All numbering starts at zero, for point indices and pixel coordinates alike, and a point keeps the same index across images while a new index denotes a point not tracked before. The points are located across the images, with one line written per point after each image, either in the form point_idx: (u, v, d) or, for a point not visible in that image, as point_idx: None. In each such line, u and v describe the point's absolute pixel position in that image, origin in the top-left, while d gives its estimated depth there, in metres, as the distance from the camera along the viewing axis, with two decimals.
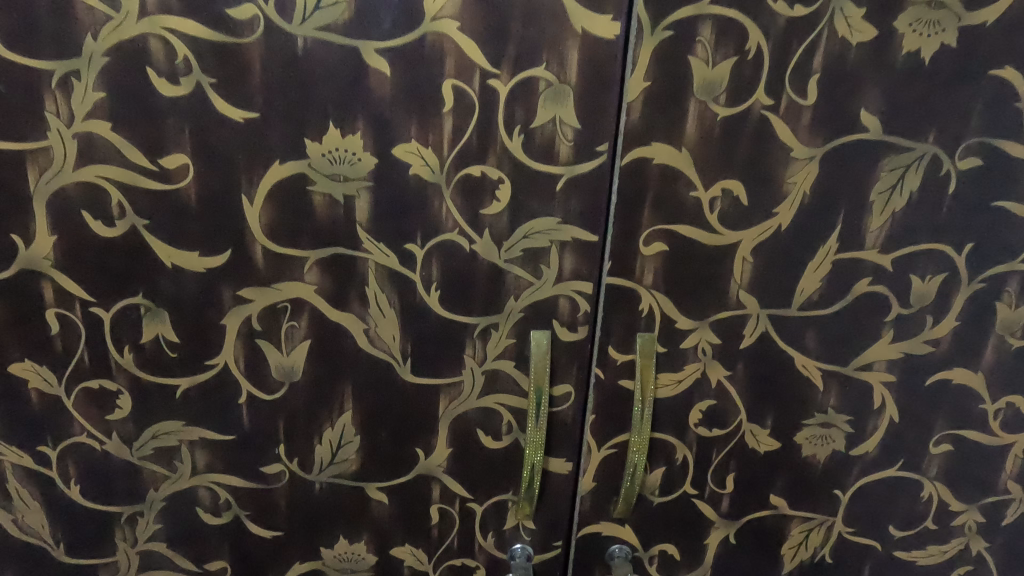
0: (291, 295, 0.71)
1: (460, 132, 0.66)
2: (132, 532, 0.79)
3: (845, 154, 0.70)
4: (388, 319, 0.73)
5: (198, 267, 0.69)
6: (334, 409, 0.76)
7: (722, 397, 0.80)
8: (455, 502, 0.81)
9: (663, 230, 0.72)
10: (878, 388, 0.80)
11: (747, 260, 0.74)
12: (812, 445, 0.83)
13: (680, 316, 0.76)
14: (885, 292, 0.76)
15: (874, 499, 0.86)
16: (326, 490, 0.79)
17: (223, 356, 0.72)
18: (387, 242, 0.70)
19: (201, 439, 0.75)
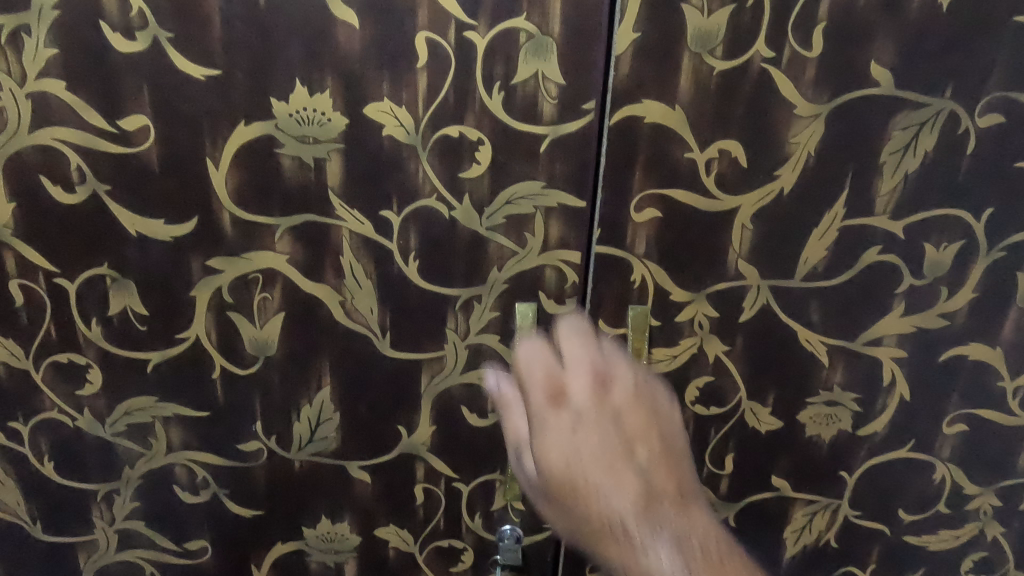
0: (263, 265, 0.67)
1: (436, 90, 0.62)
2: (109, 510, 0.77)
3: (854, 111, 0.65)
4: (365, 291, 0.69)
5: (164, 235, 0.66)
6: (312, 385, 0.73)
7: (720, 373, 0.75)
8: (441, 482, 0.78)
9: (656, 196, 0.67)
10: (888, 364, 0.75)
11: (747, 228, 0.69)
12: (817, 425, 0.78)
13: (675, 288, 0.71)
14: (897, 262, 0.71)
15: (883, 481, 0.81)
16: (306, 468, 0.76)
17: (194, 328, 0.69)
18: (361, 208, 0.66)
19: (175, 416, 0.73)
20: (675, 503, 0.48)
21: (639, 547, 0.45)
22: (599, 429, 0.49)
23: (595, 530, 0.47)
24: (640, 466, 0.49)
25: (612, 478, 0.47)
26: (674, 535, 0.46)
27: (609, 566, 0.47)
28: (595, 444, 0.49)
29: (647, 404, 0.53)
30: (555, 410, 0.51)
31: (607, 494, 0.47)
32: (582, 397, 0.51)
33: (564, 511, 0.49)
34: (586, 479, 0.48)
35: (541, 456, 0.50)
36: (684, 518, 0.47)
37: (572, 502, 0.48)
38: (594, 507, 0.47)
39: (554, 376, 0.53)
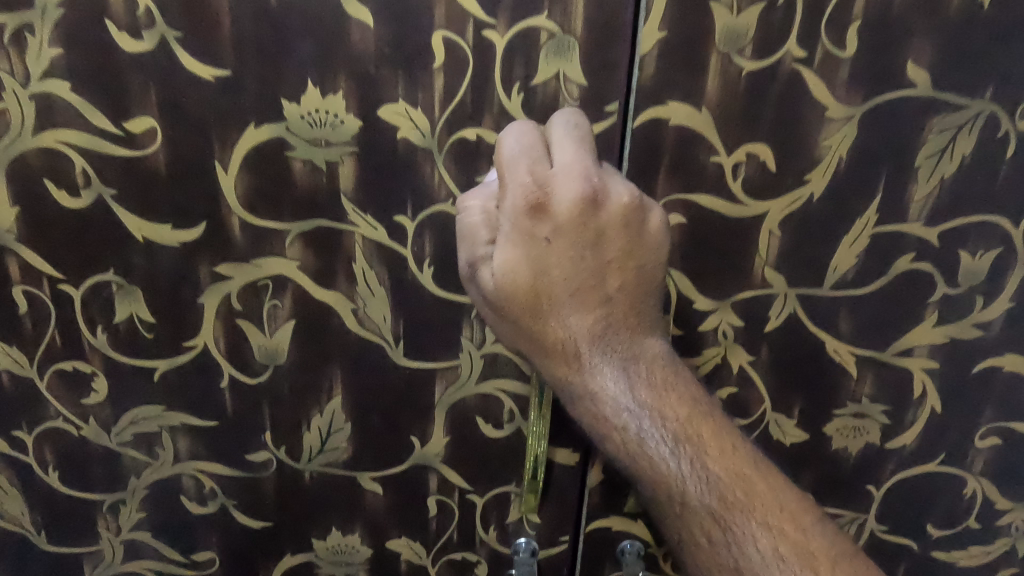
0: (273, 271, 0.65)
1: (453, 91, 0.60)
2: (115, 521, 0.75)
3: (888, 113, 0.62)
4: (378, 298, 0.67)
5: (171, 241, 0.64)
6: (323, 395, 0.71)
7: (744, 384, 0.73)
8: (454, 494, 0.76)
9: (680, 201, 0.65)
10: (919, 375, 0.73)
11: (774, 234, 0.66)
12: (844, 437, 0.76)
13: (698, 296, 0.69)
14: (931, 269, 0.68)
15: (912, 495, 0.79)
16: (316, 479, 0.74)
17: (202, 336, 0.67)
18: (374, 213, 0.64)
19: (183, 425, 0.71)
20: (617, 319, 0.54)
21: (590, 364, 0.54)
22: (571, 257, 0.52)
23: (550, 346, 0.54)
24: (598, 291, 0.53)
25: (572, 301, 0.53)
26: (624, 360, 0.54)
27: (564, 379, 0.55)
28: (562, 266, 0.52)
29: (627, 234, 0.53)
30: (534, 223, 0.51)
31: (568, 317, 0.53)
32: (563, 203, 0.51)
33: (518, 324, 0.54)
34: (551, 294, 0.53)
35: (504, 279, 0.52)
36: (633, 341, 0.55)
37: (530, 315, 0.53)
38: (551, 323, 0.53)
39: (540, 191, 0.51)
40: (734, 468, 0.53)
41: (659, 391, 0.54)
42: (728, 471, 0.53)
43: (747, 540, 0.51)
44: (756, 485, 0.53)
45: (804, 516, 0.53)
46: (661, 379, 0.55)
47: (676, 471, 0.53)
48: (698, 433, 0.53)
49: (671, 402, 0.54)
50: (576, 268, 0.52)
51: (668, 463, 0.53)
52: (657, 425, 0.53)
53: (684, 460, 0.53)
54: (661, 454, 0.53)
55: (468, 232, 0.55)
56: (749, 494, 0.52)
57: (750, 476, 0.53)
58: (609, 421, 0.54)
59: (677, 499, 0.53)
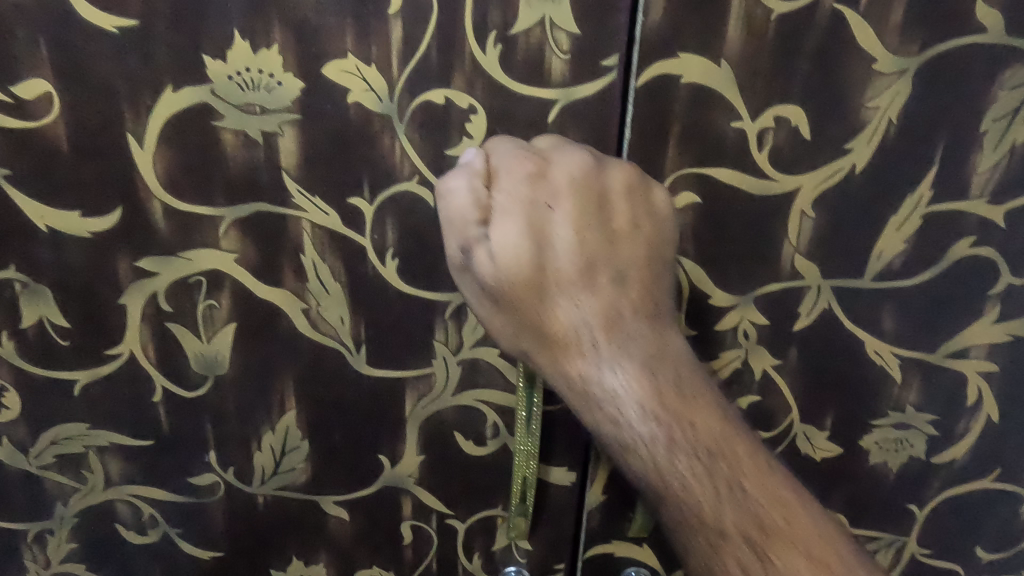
0: (206, 266, 0.55)
1: (414, 43, 0.48)
2: (43, 552, 0.65)
3: (951, 65, 0.50)
4: (334, 297, 0.56)
5: (81, 231, 0.53)
6: (274, 409, 0.60)
7: (768, 392, 0.62)
8: (432, 519, 0.66)
9: (693, 176, 0.54)
10: (974, 379, 0.62)
11: (807, 216, 0.55)
12: (884, 452, 0.65)
13: (715, 291, 0.58)
14: (993, 256, 0.57)
15: (959, 515, 0.68)
16: (271, 504, 0.64)
17: (128, 343, 0.57)
18: (324, 195, 0.53)
19: (112, 445, 0.61)
20: (635, 310, 0.45)
21: (604, 362, 0.44)
22: (576, 235, 0.45)
23: (555, 339, 0.45)
24: (607, 268, 0.45)
25: (584, 283, 0.44)
26: (644, 360, 0.44)
27: (574, 380, 0.45)
28: (570, 245, 0.44)
29: (632, 212, 0.47)
30: (535, 197, 0.45)
31: (575, 299, 0.44)
32: (563, 182, 0.45)
33: (516, 315, 0.45)
34: (561, 276, 0.44)
35: (501, 262, 0.44)
36: (654, 336, 0.45)
37: (533, 303, 0.44)
38: (559, 311, 0.44)
39: (536, 170, 0.46)
40: (768, 490, 0.44)
41: (683, 403, 0.44)
42: (763, 495, 0.43)
43: (784, 571, 0.42)
44: (788, 510, 0.43)
45: (858, 565, 0.43)
46: (682, 382, 0.45)
47: (709, 498, 0.43)
48: (725, 450, 0.44)
49: (693, 410, 0.44)
50: (589, 251, 0.45)
51: (700, 489, 0.43)
52: (685, 445, 0.43)
53: (713, 486, 0.43)
54: (690, 480, 0.43)
55: (450, 215, 0.45)
56: (787, 520, 0.43)
57: (784, 499, 0.44)
58: (627, 434, 0.44)
59: (705, 527, 0.43)
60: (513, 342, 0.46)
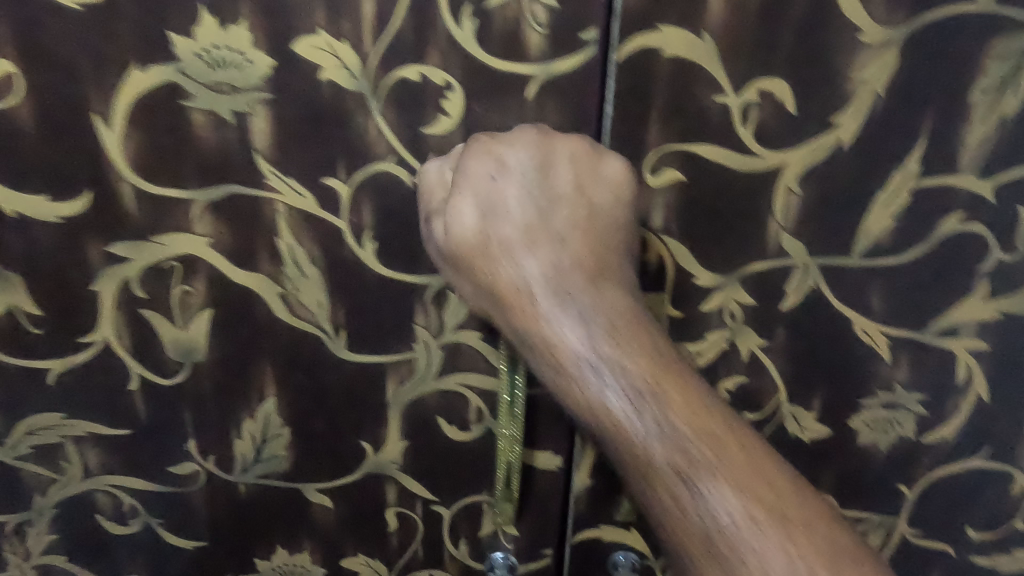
0: (179, 250, 0.53)
1: (387, 18, 0.47)
2: (22, 544, 0.64)
3: (939, 36, 0.49)
4: (311, 281, 0.55)
5: (49, 216, 0.52)
6: (253, 397, 0.59)
7: (756, 373, 0.61)
8: (417, 506, 0.65)
9: (677, 153, 0.52)
10: (964, 358, 0.61)
11: (793, 192, 0.54)
12: (873, 432, 0.64)
13: (700, 271, 0.57)
14: (983, 232, 0.56)
15: (949, 495, 0.68)
16: (254, 492, 0.63)
17: (102, 330, 0.56)
18: (299, 176, 0.51)
19: (89, 435, 0.60)
20: (582, 267, 0.48)
21: (545, 313, 0.47)
22: (521, 199, 0.48)
23: (501, 294, 0.48)
24: (551, 229, 0.48)
25: (527, 245, 0.48)
26: (586, 307, 0.47)
27: (519, 330, 0.48)
28: (517, 211, 0.48)
29: (578, 169, 0.49)
30: (479, 161, 0.48)
31: (520, 257, 0.48)
32: (508, 148, 0.48)
33: (471, 278, 0.49)
34: (505, 238, 0.48)
35: (452, 231, 0.48)
36: (597, 289, 0.47)
37: (483, 265, 0.48)
38: (506, 270, 0.48)
39: (487, 143, 0.48)
40: (706, 428, 0.43)
41: (620, 343, 0.45)
42: (700, 429, 0.43)
43: (716, 504, 0.41)
44: (732, 452, 0.42)
45: (789, 487, 0.42)
46: (623, 328, 0.46)
47: (641, 433, 0.43)
48: (663, 388, 0.44)
49: (633, 352, 0.45)
50: (535, 215, 0.48)
51: (632, 425, 0.43)
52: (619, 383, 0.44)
53: (646, 421, 0.43)
54: (623, 417, 0.44)
55: (425, 188, 0.51)
56: (721, 455, 0.42)
57: (725, 436, 0.43)
58: (567, 377, 0.46)
59: (640, 463, 0.43)
60: (479, 304, 0.50)
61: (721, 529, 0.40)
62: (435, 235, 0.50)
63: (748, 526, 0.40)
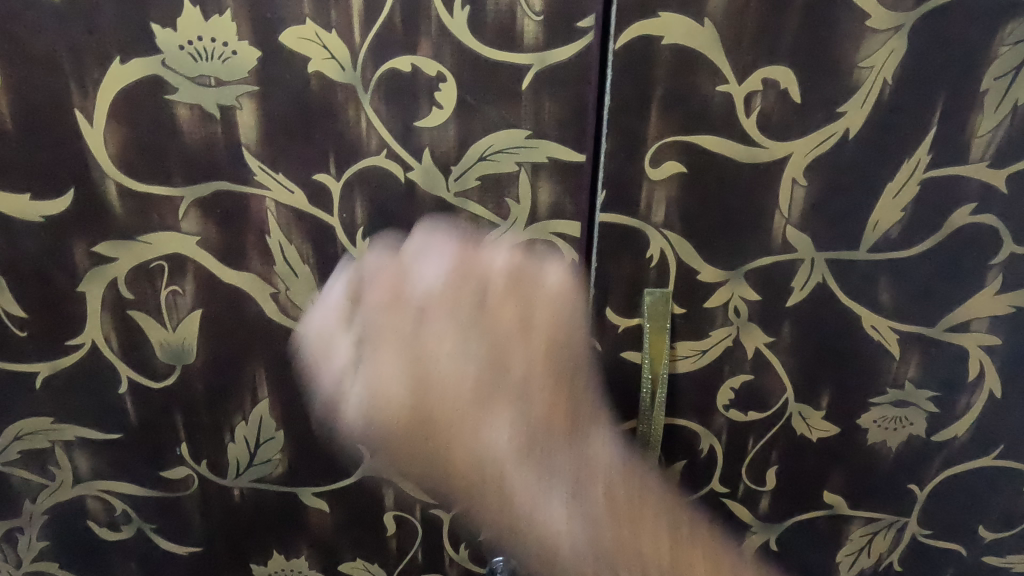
0: (166, 250, 0.52)
1: (376, 8, 0.45)
2: (13, 552, 0.63)
3: (949, 20, 0.47)
4: (303, 280, 0.53)
5: (31, 215, 0.50)
6: (245, 399, 0.58)
7: (762, 370, 0.60)
8: (415, 510, 0.63)
9: (678, 145, 0.51)
10: (975, 353, 0.59)
11: (799, 183, 0.52)
12: (883, 430, 0.63)
13: (703, 266, 0.55)
14: (996, 224, 0.54)
15: (961, 494, 0.66)
16: (248, 497, 0.62)
17: (88, 333, 0.54)
18: (288, 172, 0.50)
19: (78, 440, 0.58)
20: (523, 336, 0.46)
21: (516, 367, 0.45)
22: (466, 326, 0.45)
23: (413, 409, 0.44)
24: (468, 349, 0.45)
25: (443, 356, 0.44)
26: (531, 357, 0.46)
27: (439, 448, 0.45)
28: (433, 336, 0.44)
29: (504, 295, 0.46)
30: (393, 294, 0.44)
31: (433, 376, 0.44)
32: (421, 275, 0.45)
33: (380, 407, 0.44)
34: (422, 351, 0.44)
35: (364, 361, 0.44)
36: (518, 403, 0.46)
37: (398, 402, 0.44)
38: (422, 395, 0.44)
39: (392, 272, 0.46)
40: (623, 513, 0.47)
41: (533, 459, 0.46)
42: (617, 514, 0.46)
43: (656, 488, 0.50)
44: (643, 513, 0.47)
45: (681, 535, 0.49)
46: (537, 450, 0.46)
47: (561, 528, 0.46)
48: (588, 478, 0.47)
49: (553, 469, 0.46)
50: (458, 289, 0.44)
51: (555, 525, 0.46)
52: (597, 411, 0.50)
53: (573, 525, 0.46)
54: (551, 519, 0.46)
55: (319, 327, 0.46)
56: (636, 532, 0.46)
57: (636, 507, 0.47)
58: (487, 480, 0.46)
59: (554, 556, 0.46)
60: (368, 439, 0.49)
61: None
62: (366, 261, 0.48)
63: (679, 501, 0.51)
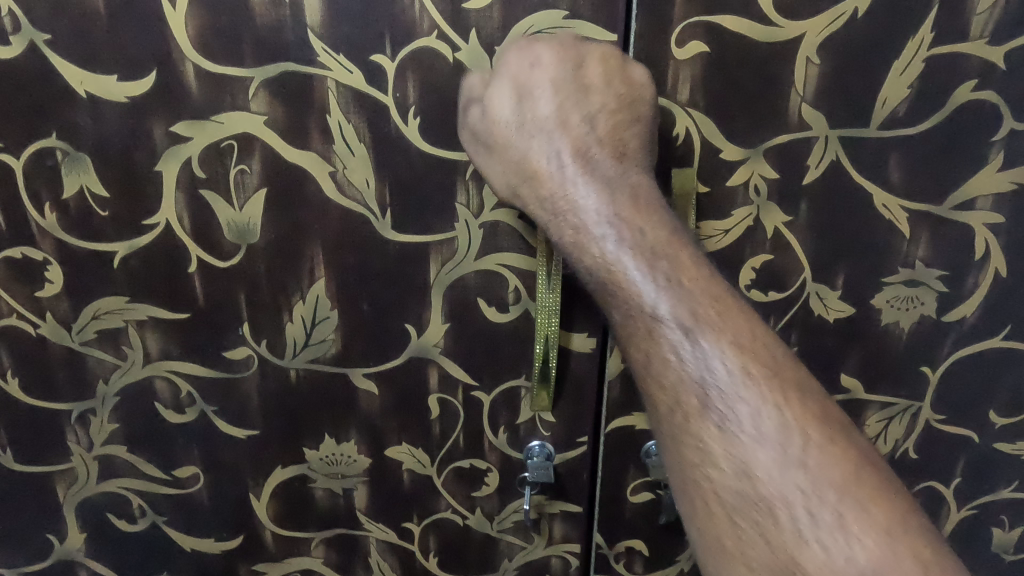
0: (237, 129, 0.57)
1: None
2: (86, 434, 0.68)
3: None
4: (359, 158, 0.58)
5: (117, 96, 0.56)
6: (304, 278, 0.63)
7: (780, 250, 0.64)
8: (458, 392, 0.68)
9: (701, 24, 0.56)
10: (981, 232, 0.63)
11: (812, 62, 0.57)
12: (895, 311, 0.67)
13: (725, 144, 0.60)
14: (996, 101, 0.58)
15: (972, 377, 0.69)
16: (304, 379, 0.67)
17: (164, 212, 0.60)
18: (348, 52, 0.55)
19: (151, 319, 0.64)
20: (606, 112, 0.51)
21: (572, 190, 0.49)
22: (554, 84, 0.51)
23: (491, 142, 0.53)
24: (563, 120, 0.50)
25: (556, 127, 0.50)
26: (568, 134, 0.50)
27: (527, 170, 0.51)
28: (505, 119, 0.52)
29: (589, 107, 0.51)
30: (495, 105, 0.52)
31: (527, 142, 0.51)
32: (503, 113, 0.52)
33: (501, 155, 0.52)
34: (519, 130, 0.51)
35: (489, 113, 0.52)
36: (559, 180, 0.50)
37: (511, 148, 0.52)
38: (533, 150, 0.51)
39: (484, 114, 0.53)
40: (712, 298, 0.44)
41: (635, 210, 0.47)
42: (707, 314, 0.43)
43: (736, 400, 0.41)
44: (729, 313, 0.43)
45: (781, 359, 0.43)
46: (657, 246, 0.46)
47: (743, 400, 0.41)
48: (715, 320, 0.43)
49: (714, 317, 0.43)
50: (558, 102, 0.51)
51: (729, 387, 0.41)
52: (631, 240, 0.46)
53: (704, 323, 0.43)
54: (713, 382, 0.42)
55: (466, 92, 0.55)
56: (722, 315, 0.43)
57: (749, 340, 0.43)
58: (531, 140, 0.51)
59: (686, 406, 0.42)
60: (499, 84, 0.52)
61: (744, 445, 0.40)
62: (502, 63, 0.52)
63: (745, 384, 0.41)
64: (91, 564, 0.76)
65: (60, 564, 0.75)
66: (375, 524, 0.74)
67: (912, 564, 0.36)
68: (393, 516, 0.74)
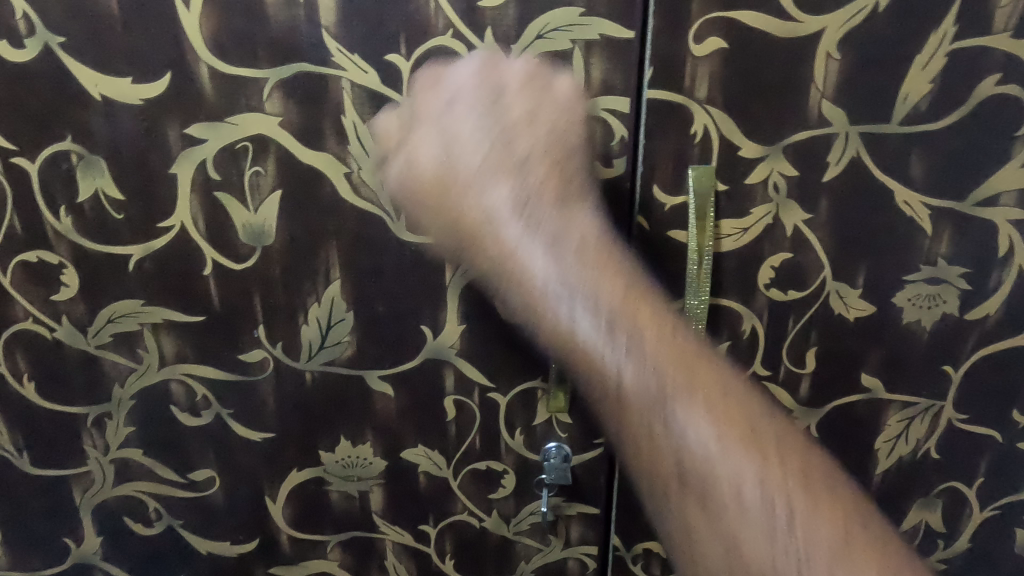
0: (252, 131, 0.57)
1: None
2: (102, 437, 0.68)
3: None
4: (374, 159, 0.58)
5: (132, 98, 0.55)
6: (319, 279, 0.62)
7: (800, 248, 0.63)
8: (474, 393, 0.67)
9: (720, 20, 0.55)
10: (1005, 228, 0.62)
11: (833, 57, 0.56)
12: (917, 310, 0.66)
13: (744, 142, 0.59)
14: (1021, 95, 0.57)
15: (996, 376, 0.68)
16: (319, 381, 0.67)
17: (179, 215, 0.59)
18: (363, 53, 0.54)
19: (166, 322, 0.63)
20: (549, 155, 0.50)
21: (505, 237, 0.48)
22: (477, 122, 0.50)
23: (428, 187, 0.51)
24: (514, 151, 0.49)
25: (495, 175, 0.49)
26: (503, 177, 0.49)
27: (456, 215, 0.50)
28: (441, 155, 0.50)
29: (535, 145, 0.50)
30: (435, 178, 0.50)
31: (473, 188, 0.49)
32: (433, 151, 0.50)
33: (435, 210, 0.51)
34: (466, 174, 0.49)
35: (413, 164, 0.51)
36: (507, 232, 0.48)
37: (447, 207, 0.50)
38: (472, 204, 0.49)
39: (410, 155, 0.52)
40: (661, 333, 0.45)
41: (594, 259, 0.47)
42: (654, 338, 0.44)
43: (697, 433, 0.42)
44: (673, 340, 0.45)
45: (726, 381, 0.44)
46: (596, 258, 0.47)
47: (683, 427, 0.42)
48: (639, 323, 0.45)
49: (641, 318, 0.45)
50: (497, 146, 0.50)
51: (654, 394, 0.43)
52: (588, 308, 0.45)
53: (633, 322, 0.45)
54: (641, 389, 0.43)
55: (384, 130, 0.55)
56: (676, 357, 0.44)
57: (677, 346, 0.45)
58: (466, 193, 0.49)
59: (644, 447, 0.44)
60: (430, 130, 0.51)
61: (694, 454, 0.42)
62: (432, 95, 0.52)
63: (711, 440, 0.42)
64: (107, 568, 0.75)
65: (77, 567, 0.75)
66: (390, 527, 0.74)
67: (859, 555, 0.39)
68: (410, 519, 0.74)
